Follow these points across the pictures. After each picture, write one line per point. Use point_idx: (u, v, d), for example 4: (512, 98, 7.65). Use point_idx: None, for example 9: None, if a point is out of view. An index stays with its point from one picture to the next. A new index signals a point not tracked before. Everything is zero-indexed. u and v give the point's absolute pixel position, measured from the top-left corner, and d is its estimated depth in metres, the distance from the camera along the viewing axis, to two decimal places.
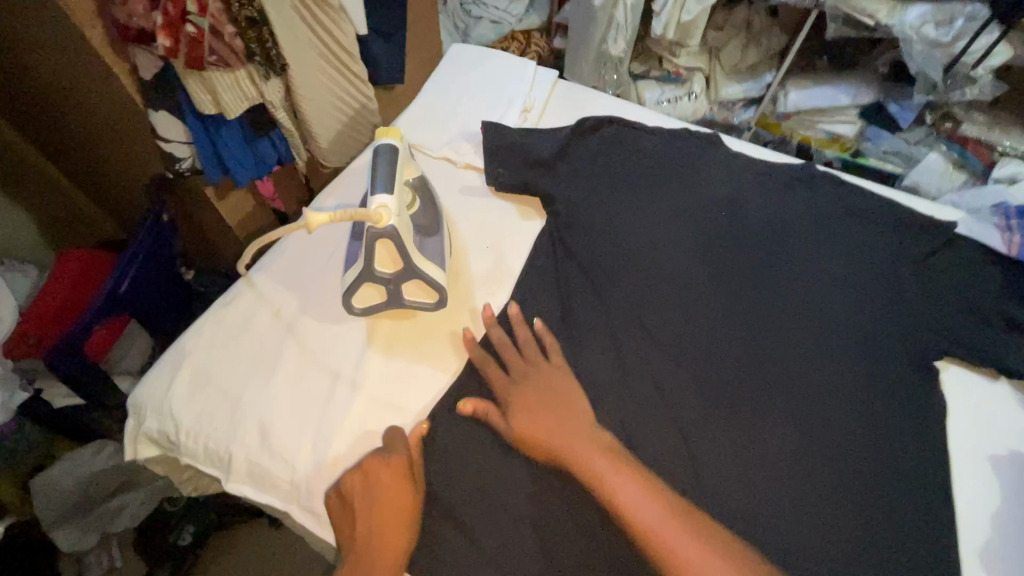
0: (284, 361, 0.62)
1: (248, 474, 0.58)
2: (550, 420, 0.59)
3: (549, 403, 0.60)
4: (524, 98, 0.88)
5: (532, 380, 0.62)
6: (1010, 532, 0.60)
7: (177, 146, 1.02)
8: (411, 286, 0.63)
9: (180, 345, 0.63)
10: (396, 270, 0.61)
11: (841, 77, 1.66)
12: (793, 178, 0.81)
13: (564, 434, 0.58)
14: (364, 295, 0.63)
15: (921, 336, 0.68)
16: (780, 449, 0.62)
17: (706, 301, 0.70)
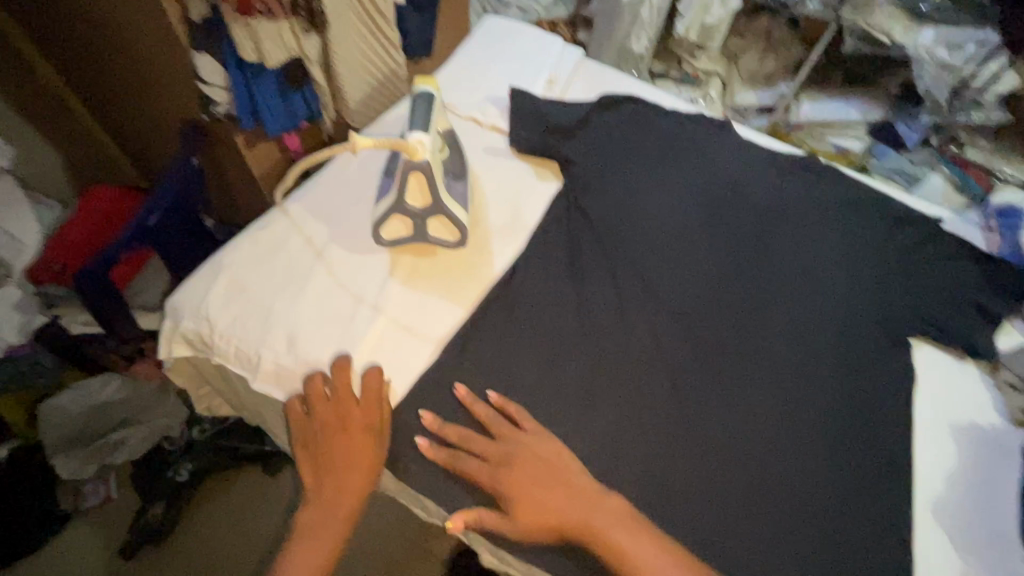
0: (313, 280, 0.67)
1: (275, 376, 0.63)
2: (555, 503, 0.57)
3: (544, 479, 0.58)
4: (551, 70, 0.94)
5: (518, 465, 0.59)
6: (964, 494, 0.66)
7: (214, 89, 1.06)
8: (436, 221, 0.69)
9: (218, 257, 0.68)
10: (426, 205, 0.68)
11: (853, 93, 1.74)
12: (795, 167, 0.87)
13: (572, 512, 0.57)
14: (392, 228, 0.69)
15: (898, 315, 0.74)
16: (760, 402, 0.68)
17: (703, 268, 0.76)
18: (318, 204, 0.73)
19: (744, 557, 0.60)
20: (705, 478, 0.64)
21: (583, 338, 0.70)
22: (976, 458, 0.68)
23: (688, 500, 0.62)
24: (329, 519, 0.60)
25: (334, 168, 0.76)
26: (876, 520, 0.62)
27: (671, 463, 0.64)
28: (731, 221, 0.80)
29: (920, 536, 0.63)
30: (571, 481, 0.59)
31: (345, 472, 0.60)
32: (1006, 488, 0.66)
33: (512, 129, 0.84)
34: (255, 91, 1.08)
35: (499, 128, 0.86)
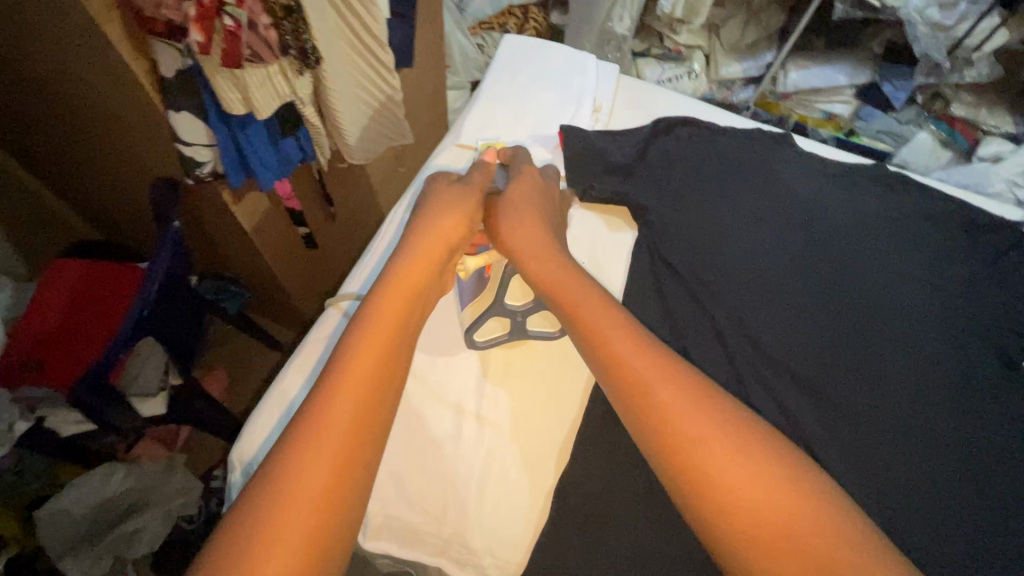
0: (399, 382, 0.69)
1: (389, 529, 0.65)
2: (545, 260, 0.68)
3: (539, 252, 0.68)
4: (593, 96, 0.85)
5: (521, 238, 0.69)
6: None
7: (198, 150, 0.91)
8: (535, 319, 0.76)
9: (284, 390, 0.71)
10: (525, 303, 0.76)
11: (840, 54, 1.63)
12: (864, 178, 0.82)
13: (646, 374, 0.57)
14: (490, 333, 0.76)
15: (1010, 336, 0.70)
16: (899, 454, 0.63)
17: (807, 308, 0.70)
18: None
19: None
20: None
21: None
22: None
23: None
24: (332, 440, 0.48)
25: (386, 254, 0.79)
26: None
27: None
28: (826, 252, 0.73)
29: None
30: (654, 360, 0.58)
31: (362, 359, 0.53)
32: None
33: (570, 176, 0.78)
34: (246, 144, 0.94)
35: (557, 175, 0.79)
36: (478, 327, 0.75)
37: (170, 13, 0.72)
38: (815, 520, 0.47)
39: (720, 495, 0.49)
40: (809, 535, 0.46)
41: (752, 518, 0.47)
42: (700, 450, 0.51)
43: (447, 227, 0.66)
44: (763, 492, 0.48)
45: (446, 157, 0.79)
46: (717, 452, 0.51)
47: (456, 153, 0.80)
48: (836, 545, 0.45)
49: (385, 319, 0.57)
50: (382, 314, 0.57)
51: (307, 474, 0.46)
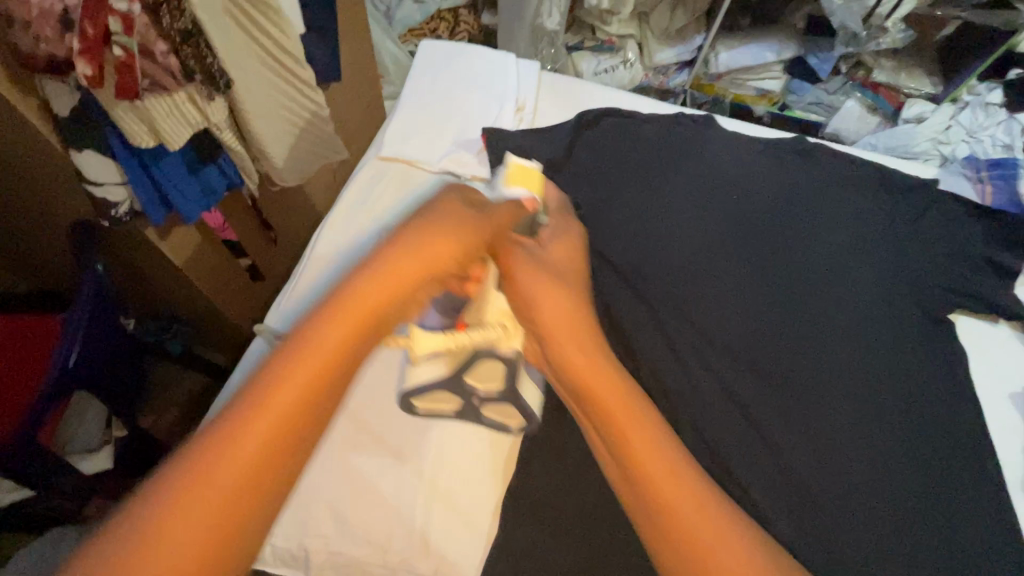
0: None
1: (332, 564, 0.65)
2: (553, 289, 0.59)
3: (554, 289, 0.59)
4: (515, 95, 0.83)
5: (543, 277, 0.59)
6: None
7: (110, 189, 0.85)
8: (492, 409, 0.67)
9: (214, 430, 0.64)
10: (492, 391, 0.65)
11: (765, 32, 1.66)
12: (787, 152, 0.83)
13: (586, 345, 0.55)
14: (437, 402, 0.67)
15: (936, 293, 0.72)
16: (842, 422, 0.64)
17: (739, 288, 0.71)
18: None
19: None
20: (822, 520, 0.60)
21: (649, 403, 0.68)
22: None
23: (817, 541, 0.59)
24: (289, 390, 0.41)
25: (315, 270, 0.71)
26: (984, 517, 0.61)
27: (777, 510, 0.60)
28: (753, 231, 0.75)
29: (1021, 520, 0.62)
30: (604, 362, 0.54)
31: (361, 311, 0.46)
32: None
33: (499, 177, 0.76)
34: (161, 177, 0.90)
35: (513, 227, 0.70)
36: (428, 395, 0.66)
37: (52, 47, 0.68)
38: (722, 538, 0.44)
39: (657, 500, 0.46)
40: (717, 550, 0.43)
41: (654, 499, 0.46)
42: (640, 446, 0.48)
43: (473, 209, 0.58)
44: (689, 502, 0.45)
45: (367, 173, 0.76)
46: (653, 453, 0.48)
47: (377, 167, 0.76)
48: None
49: (341, 329, 0.45)
50: (390, 269, 0.49)
51: (265, 411, 0.40)
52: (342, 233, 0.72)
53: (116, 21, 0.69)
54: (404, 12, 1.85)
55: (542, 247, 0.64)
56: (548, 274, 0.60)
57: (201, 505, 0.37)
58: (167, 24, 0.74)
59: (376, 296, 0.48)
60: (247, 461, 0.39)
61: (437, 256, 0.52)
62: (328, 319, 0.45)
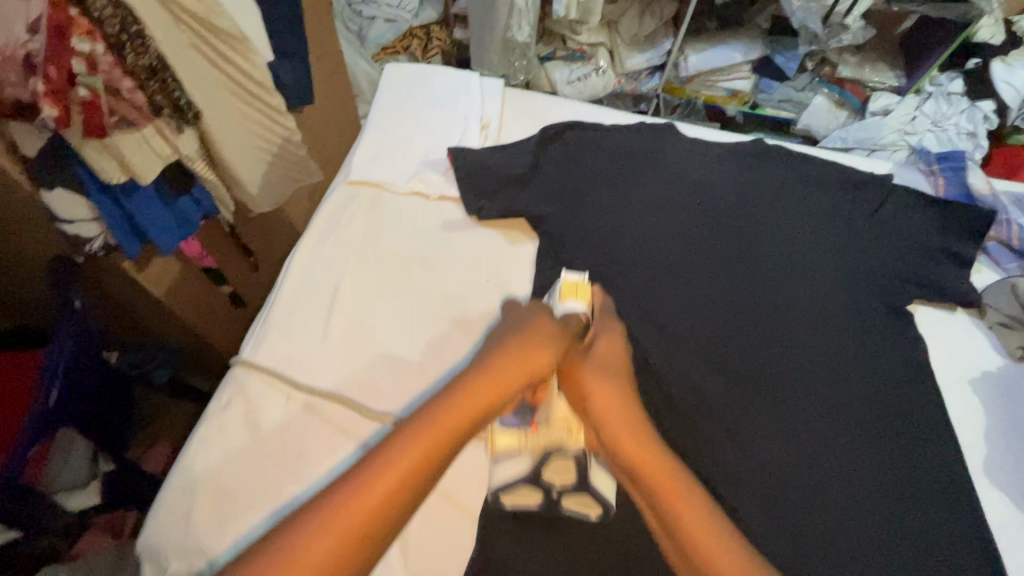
0: (309, 440, 0.61)
1: None
2: (610, 388, 0.58)
3: (610, 389, 0.58)
4: (480, 113, 0.85)
5: (592, 375, 0.59)
6: (1006, 445, 0.67)
7: (83, 225, 0.86)
8: (570, 501, 0.65)
9: (188, 463, 0.59)
10: (566, 484, 0.64)
11: (732, 34, 1.68)
12: (747, 155, 0.85)
13: (634, 431, 0.54)
14: (518, 499, 0.66)
15: (894, 285, 0.75)
16: (807, 417, 0.66)
17: (704, 291, 0.73)
18: (282, 352, 0.65)
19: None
20: (791, 513, 0.62)
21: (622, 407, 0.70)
22: (1004, 404, 0.69)
23: (786, 533, 0.61)
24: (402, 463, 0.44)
25: (291, 292, 0.69)
26: (946, 499, 0.63)
27: (750, 507, 0.62)
28: (716, 234, 0.77)
29: (985, 501, 0.64)
30: (632, 412, 0.56)
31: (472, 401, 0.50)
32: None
33: (465, 195, 0.77)
34: (134, 212, 0.90)
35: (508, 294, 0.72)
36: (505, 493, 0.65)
37: (16, 91, 0.68)
38: (731, 557, 0.46)
39: (679, 528, 0.48)
40: (726, 566, 0.46)
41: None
42: (663, 482, 0.51)
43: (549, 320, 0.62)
44: (705, 527, 0.48)
45: (337, 197, 0.77)
46: (701, 530, 0.48)
47: (346, 192, 0.77)
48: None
49: (462, 413, 0.49)
50: (501, 370, 0.54)
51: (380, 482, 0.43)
52: (317, 255, 0.72)
53: (80, 62, 0.71)
54: (376, 32, 1.87)
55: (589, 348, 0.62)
56: (606, 374, 0.60)
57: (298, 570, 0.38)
58: (130, 60, 0.75)
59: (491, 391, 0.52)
60: (356, 525, 0.40)
61: (534, 362, 0.56)
62: (450, 408, 0.49)
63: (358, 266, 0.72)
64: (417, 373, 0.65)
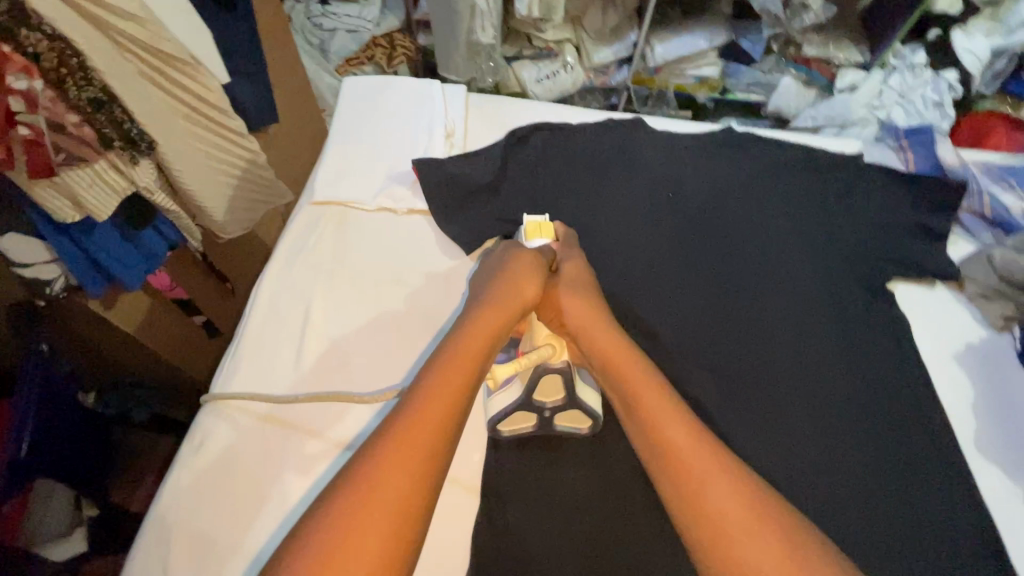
0: (290, 456, 0.59)
1: None
2: (586, 308, 0.64)
3: (586, 307, 0.64)
4: (443, 123, 0.83)
5: (567, 300, 0.65)
6: (994, 417, 0.66)
7: (41, 267, 0.84)
8: (563, 417, 0.69)
9: (163, 511, 0.56)
10: (554, 400, 0.66)
11: (696, 21, 1.67)
12: (716, 145, 0.84)
13: (617, 347, 0.60)
14: (518, 425, 0.69)
15: (872, 265, 0.74)
16: (793, 406, 0.65)
17: (683, 286, 0.72)
18: (255, 383, 0.63)
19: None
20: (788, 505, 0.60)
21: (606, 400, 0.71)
22: (989, 375, 0.69)
23: None
24: (434, 393, 0.50)
25: (259, 321, 0.67)
26: (939, 477, 0.62)
27: None
28: (690, 228, 0.76)
29: (978, 475, 0.64)
30: (612, 328, 0.62)
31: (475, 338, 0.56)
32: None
33: (434, 208, 0.75)
34: (95, 250, 0.87)
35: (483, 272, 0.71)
36: (499, 419, 0.68)
37: None
38: (683, 428, 0.53)
39: (637, 403, 0.56)
40: (670, 430, 0.53)
41: (724, 551, 0.46)
42: (625, 367, 0.58)
43: (526, 256, 0.67)
44: (662, 407, 0.55)
45: (302, 220, 0.74)
46: (706, 460, 0.50)
47: (311, 214, 0.75)
48: (692, 455, 0.51)
49: (468, 357, 0.54)
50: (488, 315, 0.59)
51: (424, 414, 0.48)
52: (284, 279, 0.70)
53: (18, 101, 0.68)
54: (338, 44, 1.85)
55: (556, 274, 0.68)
56: (581, 296, 0.65)
57: (381, 503, 0.44)
58: (75, 95, 0.72)
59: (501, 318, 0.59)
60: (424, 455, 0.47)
61: (524, 292, 0.63)
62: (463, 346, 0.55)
63: (327, 285, 0.70)
64: (394, 388, 0.63)
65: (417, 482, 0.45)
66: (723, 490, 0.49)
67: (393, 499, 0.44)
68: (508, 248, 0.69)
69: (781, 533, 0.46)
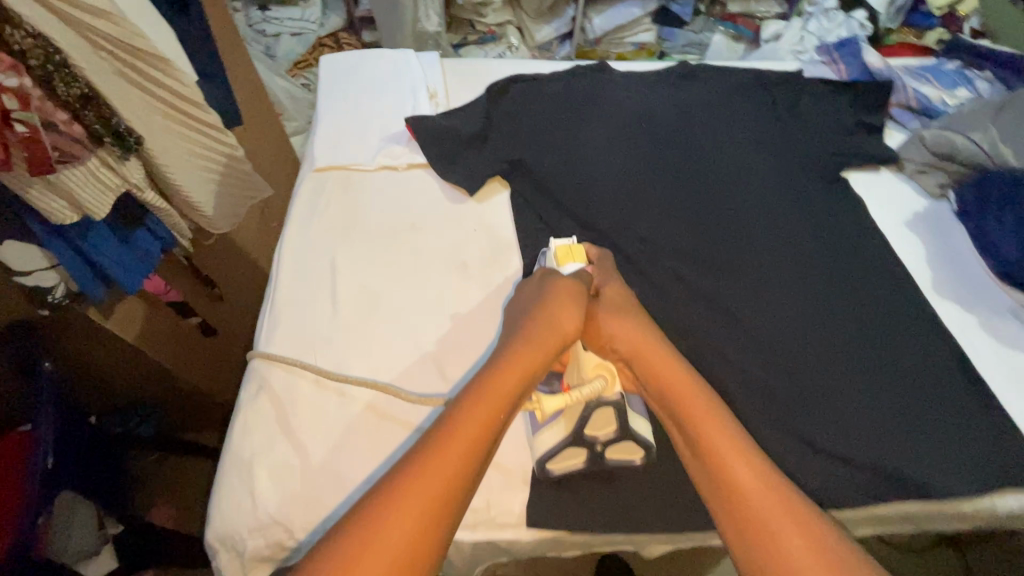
0: (352, 400, 0.62)
1: None
2: (634, 331, 0.63)
3: (631, 332, 0.63)
4: (425, 85, 0.88)
5: (612, 323, 0.64)
6: (947, 268, 0.76)
7: (41, 275, 0.84)
8: (615, 451, 0.63)
9: (236, 448, 0.58)
10: (606, 434, 0.62)
11: None
12: (674, 78, 0.93)
13: (673, 376, 0.60)
14: (565, 462, 0.63)
15: (824, 160, 0.84)
16: (784, 284, 0.72)
17: (670, 199, 0.79)
18: (297, 337, 0.66)
19: (860, 423, 0.62)
20: (799, 366, 0.66)
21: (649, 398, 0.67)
22: (936, 236, 0.79)
23: (805, 386, 0.65)
24: (460, 426, 0.51)
25: (289, 281, 0.70)
26: (926, 319, 0.70)
27: (761, 366, 0.66)
28: (667, 148, 0.83)
29: (946, 317, 0.72)
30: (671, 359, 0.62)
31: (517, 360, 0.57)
32: (966, 249, 0.77)
33: (433, 159, 0.80)
34: (93, 253, 0.87)
35: (495, 224, 0.77)
36: (546, 461, 0.63)
37: None
38: (751, 471, 0.54)
39: (706, 445, 0.56)
40: (739, 467, 0.54)
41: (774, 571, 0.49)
42: (691, 404, 0.58)
43: (568, 281, 0.65)
44: (722, 437, 0.56)
45: (307, 187, 0.77)
46: (762, 482, 0.53)
47: (316, 180, 0.78)
48: (765, 497, 0.52)
49: (520, 372, 0.56)
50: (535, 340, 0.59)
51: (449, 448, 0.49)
52: (303, 244, 0.73)
53: (12, 99, 0.67)
54: (285, 48, 1.84)
55: (598, 296, 0.67)
56: (629, 321, 0.64)
57: (386, 547, 0.44)
58: (63, 92, 0.72)
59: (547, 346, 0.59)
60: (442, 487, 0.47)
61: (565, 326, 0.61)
62: (501, 371, 0.56)
63: (348, 244, 0.73)
64: (428, 320, 0.68)
65: (434, 521, 0.45)
66: (781, 520, 0.51)
67: (403, 541, 0.44)
68: (539, 275, 0.68)
69: (828, 559, 0.49)
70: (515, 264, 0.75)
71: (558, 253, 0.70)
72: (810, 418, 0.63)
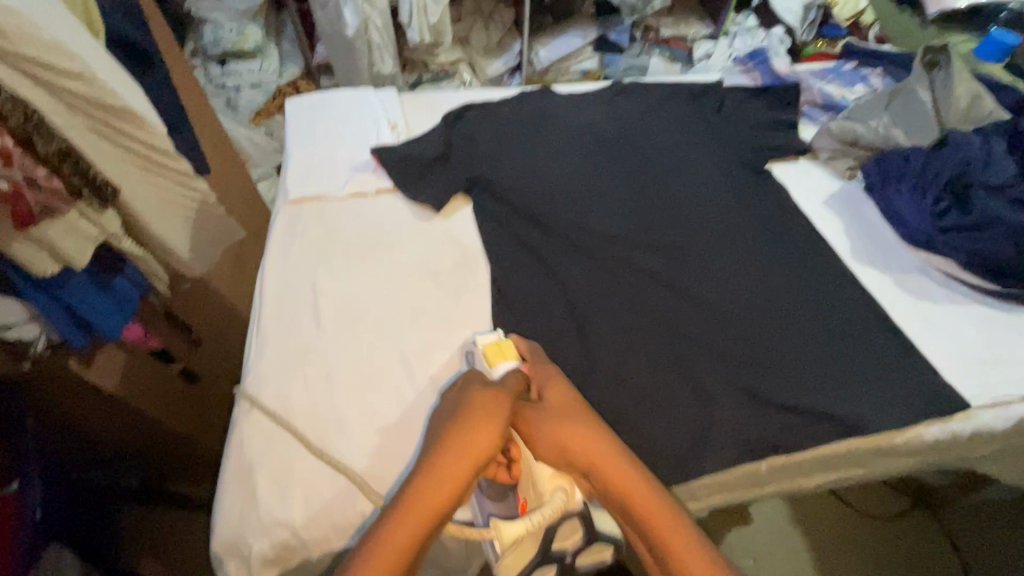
0: (341, 405, 0.67)
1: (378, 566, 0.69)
2: (583, 437, 0.61)
3: (579, 436, 0.61)
4: (386, 117, 0.96)
5: (558, 430, 0.61)
6: (862, 239, 0.86)
7: (22, 328, 0.86)
8: (586, 556, 0.61)
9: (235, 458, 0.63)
10: (575, 542, 0.60)
11: (568, 25, 1.91)
12: (613, 94, 1.03)
13: (629, 480, 0.60)
14: None
15: (750, 155, 0.95)
16: (728, 263, 0.80)
17: (619, 200, 0.87)
18: (284, 354, 0.70)
19: (804, 378, 0.70)
20: (747, 335, 0.73)
21: (627, 404, 0.69)
22: (850, 212, 0.89)
23: (754, 352, 0.72)
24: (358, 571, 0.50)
25: (272, 305, 0.74)
26: (850, 282, 0.79)
27: (714, 336, 0.74)
28: (612, 154, 0.92)
29: (864, 278, 0.81)
30: (623, 462, 0.61)
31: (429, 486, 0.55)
32: (878, 220, 0.88)
33: (398, 182, 0.86)
34: (73, 303, 0.88)
35: (461, 236, 0.84)
36: None
37: None
38: None
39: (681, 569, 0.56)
40: None
41: None
42: (659, 520, 0.57)
43: (493, 395, 0.61)
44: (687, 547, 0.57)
45: (284, 217, 0.83)
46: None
47: (291, 210, 0.84)
48: None
49: (432, 496, 0.54)
50: (447, 459, 0.56)
51: None
52: (283, 267, 0.78)
53: None
54: (246, 98, 1.89)
55: (540, 401, 0.64)
56: (576, 426, 0.62)
57: None
58: (43, 149, 0.74)
59: (460, 466, 0.56)
60: None
61: (479, 445, 0.58)
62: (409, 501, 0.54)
63: (324, 268, 0.78)
64: (407, 329, 0.74)
65: None
66: None
67: None
68: (468, 384, 0.64)
69: None
70: (484, 270, 0.81)
71: (488, 353, 0.67)
72: (760, 379, 0.70)
